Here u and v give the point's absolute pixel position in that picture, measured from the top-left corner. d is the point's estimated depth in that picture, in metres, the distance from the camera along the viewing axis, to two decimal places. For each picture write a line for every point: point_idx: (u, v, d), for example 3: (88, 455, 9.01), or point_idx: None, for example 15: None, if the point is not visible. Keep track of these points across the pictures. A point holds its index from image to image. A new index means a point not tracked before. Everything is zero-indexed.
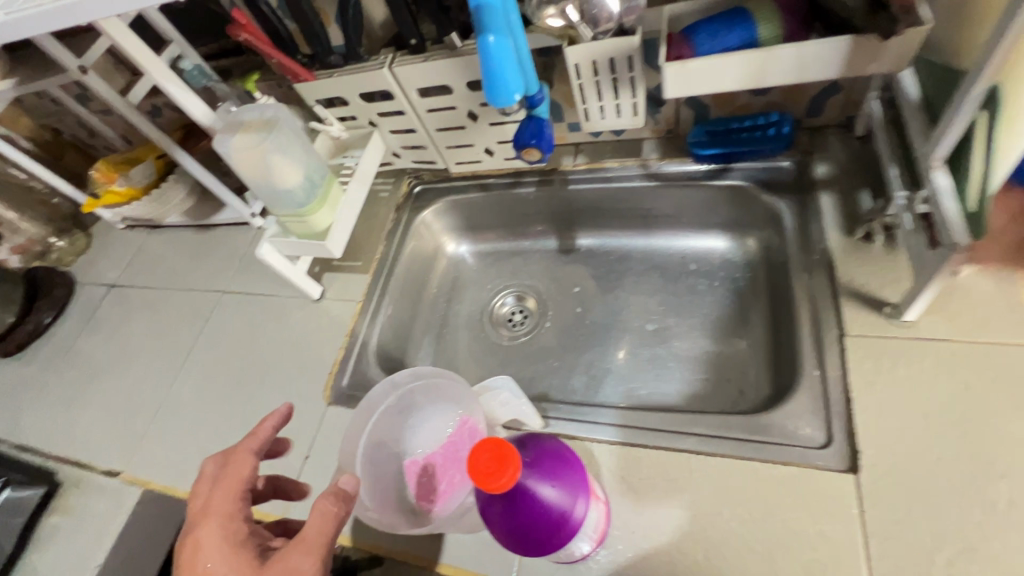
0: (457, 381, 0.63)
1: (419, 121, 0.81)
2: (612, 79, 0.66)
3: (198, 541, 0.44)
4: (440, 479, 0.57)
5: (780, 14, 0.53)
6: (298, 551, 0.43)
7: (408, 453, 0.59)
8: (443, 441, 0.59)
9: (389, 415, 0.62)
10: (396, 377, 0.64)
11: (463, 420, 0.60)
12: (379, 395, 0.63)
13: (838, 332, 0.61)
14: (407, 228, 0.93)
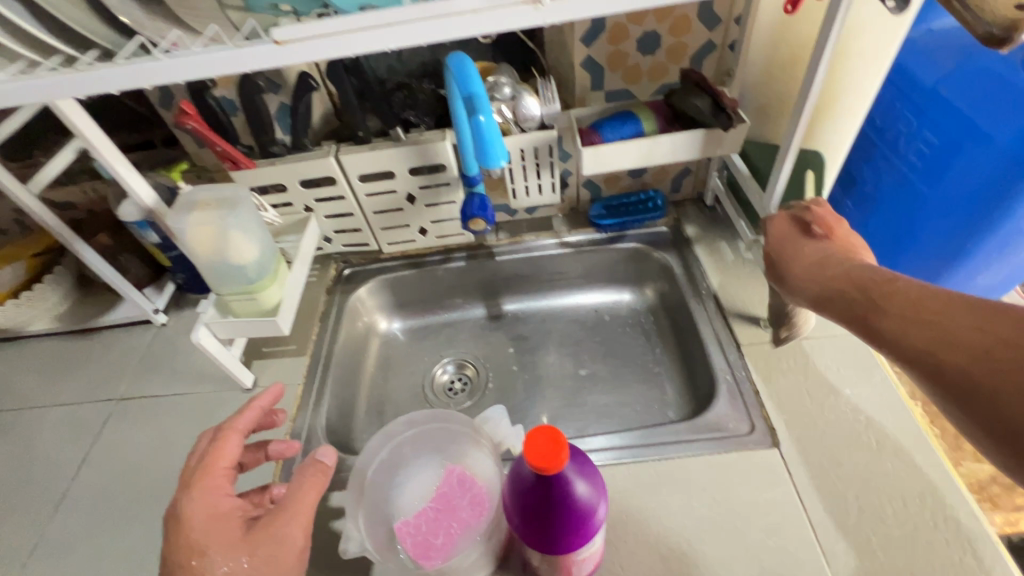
0: (455, 422, 0.63)
1: (357, 205, 0.88)
2: (536, 163, 0.81)
3: (186, 512, 0.51)
4: (437, 532, 0.56)
5: (655, 115, 0.75)
6: (289, 519, 0.52)
7: (399, 515, 0.58)
8: (433, 494, 0.59)
9: (383, 465, 0.62)
10: (393, 427, 0.63)
11: (454, 466, 0.60)
12: (374, 447, 0.62)
13: (735, 343, 0.77)
14: (340, 310, 0.93)
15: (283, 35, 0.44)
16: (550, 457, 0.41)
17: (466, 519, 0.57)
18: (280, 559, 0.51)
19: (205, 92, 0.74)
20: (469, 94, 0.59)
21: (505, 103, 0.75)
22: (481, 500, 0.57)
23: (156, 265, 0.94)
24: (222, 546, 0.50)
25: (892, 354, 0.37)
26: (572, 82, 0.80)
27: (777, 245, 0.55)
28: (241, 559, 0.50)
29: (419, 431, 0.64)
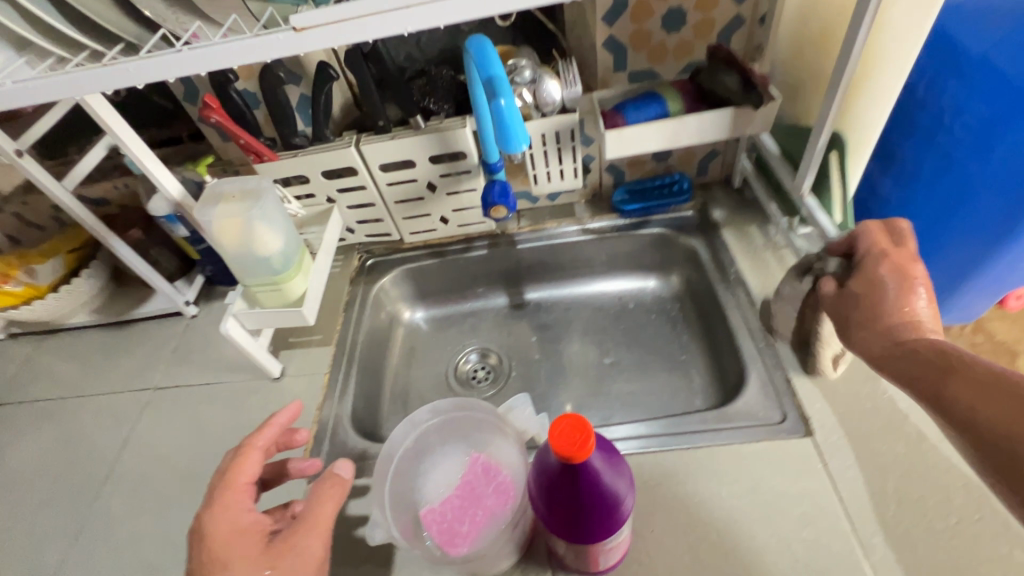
0: (478, 411, 0.63)
1: (378, 194, 0.88)
2: (558, 148, 0.80)
3: (208, 527, 0.53)
4: (462, 521, 0.57)
5: (682, 95, 0.72)
6: (308, 531, 0.54)
7: (425, 502, 0.59)
8: (458, 482, 0.59)
9: (408, 454, 0.62)
10: (417, 416, 0.63)
11: (478, 454, 0.61)
12: (400, 436, 0.62)
13: (765, 330, 0.75)
14: (364, 301, 0.94)
15: (301, 21, 0.44)
16: (579, 446, 0.40)
17: (491, 509, 0.57)
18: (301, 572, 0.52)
19: (227, 86, 0.74)
20: (488, 77, 0.57)
21: (525, 88, 0.73)
22: (506, 489, 0.57)
23: (185, 258, 0.97)
24: (245, 559, 0.51)
25: (964, 442, 0.36)
26: (593, 63, 0.78)
27: (856, 288, 0.52)
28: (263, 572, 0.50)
29: (443, 418, 0.64)
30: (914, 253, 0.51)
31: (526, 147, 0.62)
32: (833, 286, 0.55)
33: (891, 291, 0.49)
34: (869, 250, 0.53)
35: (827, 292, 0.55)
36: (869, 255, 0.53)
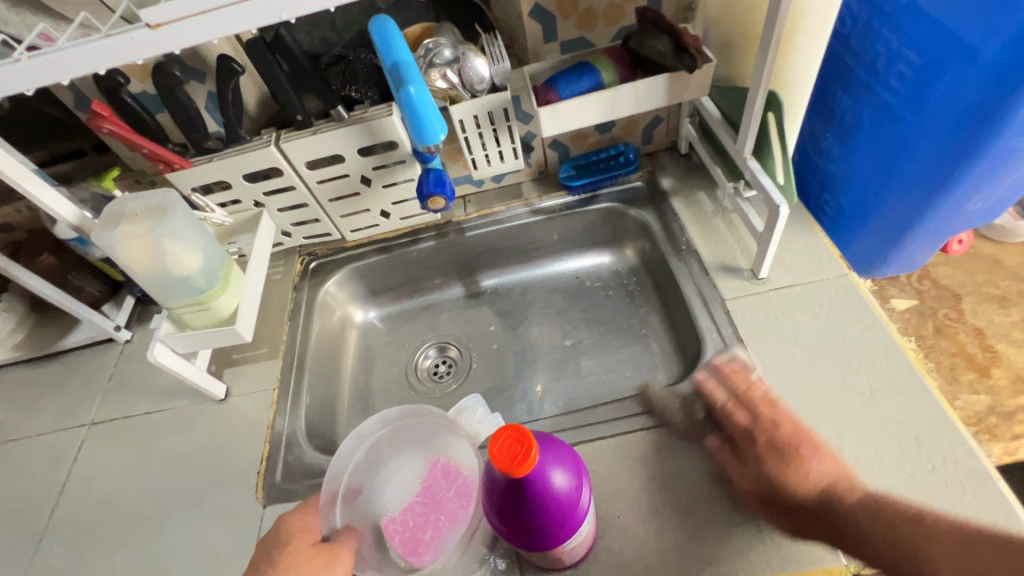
0: (430, 414, 0.61)
1: (309, 194, 0.82)
2: (493, 129, 0.75)
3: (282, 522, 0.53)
4: (422, 534, 0.54)
5: (614, 64, 0.69)
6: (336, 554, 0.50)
7: (385, 514, 0.56)
8: (418, 488, 0.57)
9: (359, 466, 0.59)
10: (364, 429, 0.61)
11: (434, 463, 0.58)
12: (348, 451, 0.59)
13: (720, 298, 0.73)
14: (309, 306, 0.89)
15: (154, 17, 0.43)
16: (520, 457, 0.41)
17: (454, 512, 0.55)
18: None
19: (118, 91, 0.67)
20: (394, 65, 0.57)
21: (448, 68, 0.69)
22: (467, 490, 0.56)
23: (110, 280, 0.90)
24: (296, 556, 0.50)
25: None
26: (522, 34, 0.74)
27: (763, 454, 0.57)
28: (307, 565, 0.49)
29: (393, 425, 0.61)
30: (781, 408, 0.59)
31: (444, 135, 0.61)
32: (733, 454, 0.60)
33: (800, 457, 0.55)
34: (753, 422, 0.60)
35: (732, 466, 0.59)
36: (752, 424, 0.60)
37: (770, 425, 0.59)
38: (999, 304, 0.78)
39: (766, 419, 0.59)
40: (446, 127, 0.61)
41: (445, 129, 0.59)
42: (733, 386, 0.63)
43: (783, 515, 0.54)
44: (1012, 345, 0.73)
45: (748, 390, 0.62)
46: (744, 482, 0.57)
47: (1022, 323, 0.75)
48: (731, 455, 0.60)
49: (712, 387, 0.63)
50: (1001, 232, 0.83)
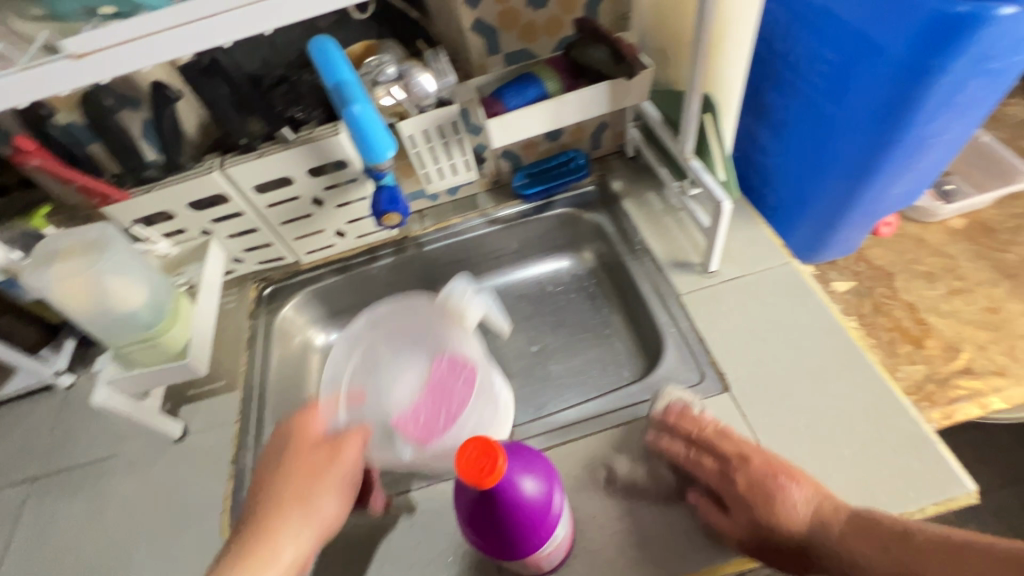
0: (422, 310, 0.77)
1: (259, 219, 0.80)
2: (444, 143, 0.76)
3: (291, 427, 0.59)
4: (433, 414, 0.66)
5: (557, 74, 0.70)
6: (330, 465, 0.56)
7: (393, 411, 0.67)
8: (424, 385, 0.69)
9: (358, 367, 0.73)
10: (354, 330, 0.76)
11: (433, 357, 0.72)
12: (343, 356, 0.74)
13: (675, 294, 0.76)
14: (267, 333, 0.86)
15: (77, 47, 0.43)
16: (487, 470, 0.41)
17: (462, 398, 0.67)
18: (327, 486, 0.55)
19: (43, 122, 0.68)
20: (337, 85, 0.57)
21: (394, 85, 0.69)
22: (471, 379, 0.68)
23: (47, 323, 0.84)
24: (303, 457, 0.57)
25: None
26: (465, 49, 0.75)
27: (745, 497, 0.55)
28: (312, 457, 0.57)
29: (384, 331, 0.77)
30: (742, 446, 0.58)
31: (393, 153, 0.61)
32: (712, 505, 0.57)
33: (776, 497, 0.54)
34: (722, 467, 0.57)
35: (717, 518, 0.56)
36: (720, 472, 0.57)
37: (740, 461, 0.57)
38: (927, 280, 0.82)
39: (734, 456, 0.58)
40: (395, 145, 0.61)
41: (394, 146, 0.59)
42: (686, 433, 0.61)
43: (782, 553, 0.53)
44: (941, 316, 0.78)
45: (703, 434, 0.60)
46: (733, 529, 0.55)
47: (949, 295, 0.80)
48: (712, 504, 0.57)
49: (668, 442, 0.61)
50: (922, 212, 0.87)
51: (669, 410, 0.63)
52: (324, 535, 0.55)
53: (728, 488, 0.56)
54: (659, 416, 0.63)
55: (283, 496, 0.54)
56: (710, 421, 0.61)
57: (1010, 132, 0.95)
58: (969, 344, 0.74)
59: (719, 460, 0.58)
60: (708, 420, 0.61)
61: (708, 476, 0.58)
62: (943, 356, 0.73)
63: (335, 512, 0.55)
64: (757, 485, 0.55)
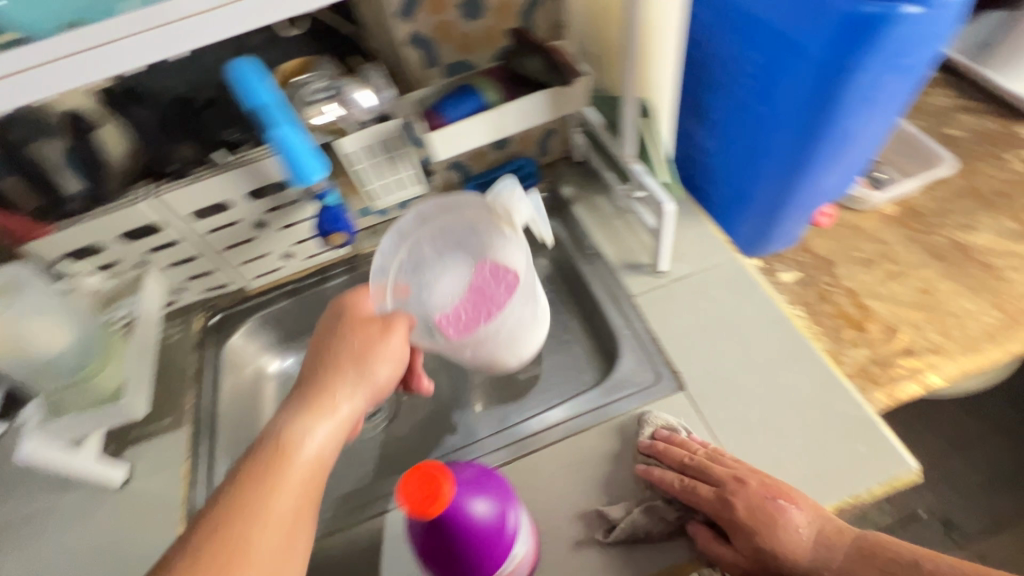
0: (468, 213, 0.70)
1: (199, 247, 0.77)
2: (387, 158, 0.75)
3: (344, 302, 0.62)
4: (475, 318, 0.66)
5: (496, 84, 0.70)
6: (385, 333, 0.60)
7: (436, 310, 0.68)
8: (467, 287, 0.68)
9: (406, 262, 0.71)
10: (400, 225, 0.69)
11: (477, 260, 0.70)
12: (393, 249, 0.69)
13: (628, 296, 0.77)
14: (216, 365, 0.83)
15: None
16: (427, 499, 0.41)
17: (502, 299, 0.67)
18: (381, 358, 0.59)
19: None
20: (260, 106, 0.55)
21: (330, 102, 0.67)
22: (513, 285, 0.67)
23: None
24: (357, 332, 0.59)
25: None
26: (402, 63, 0.75)
27: (748, 525, 0.55)
28: (364, 333, 0.59)
29: (431, 229, 0.71)
30: (739, 472, 0.58)
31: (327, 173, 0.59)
32: (714, 536, 0.57)
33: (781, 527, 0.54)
34: (722, 497, 0.56)
35: (719, 550, 0.56)
36: (721, 502, 0.56)
37: (735, 484, 0.57)
38: (865, 266, 0.85)
39: (728, 479, 0.58)
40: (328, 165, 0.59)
41: (324, 168, 0.57)
42: (672, 465, 0.60)
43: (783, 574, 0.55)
44: (880, 300, 0.81)
45: (695, 460, 0.59)
46: (737, 560, 0.55)
47: (885, 280, 0.83)
48: (712, 535, 0.57)
49: (659, 473, 0.60)
50: (856, 201, 0.90)
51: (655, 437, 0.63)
52: (373, 400, 0.58)
53: (732, 520, 0.56)
54: (648, 443, 0.63)
55: (337, 360, 0.57)
56: (699, 446, 0.61)
57: (932, 121, 1.00)
58: (906, 325, 0.78)
59: (716, 489, 0.57)
60: (696, 445, 0.61)
61: (709, 508, 0.57)
62: (883, 338, 0.77)
63: (386, 381, 0.59)
64: (760, 517, 0.55)
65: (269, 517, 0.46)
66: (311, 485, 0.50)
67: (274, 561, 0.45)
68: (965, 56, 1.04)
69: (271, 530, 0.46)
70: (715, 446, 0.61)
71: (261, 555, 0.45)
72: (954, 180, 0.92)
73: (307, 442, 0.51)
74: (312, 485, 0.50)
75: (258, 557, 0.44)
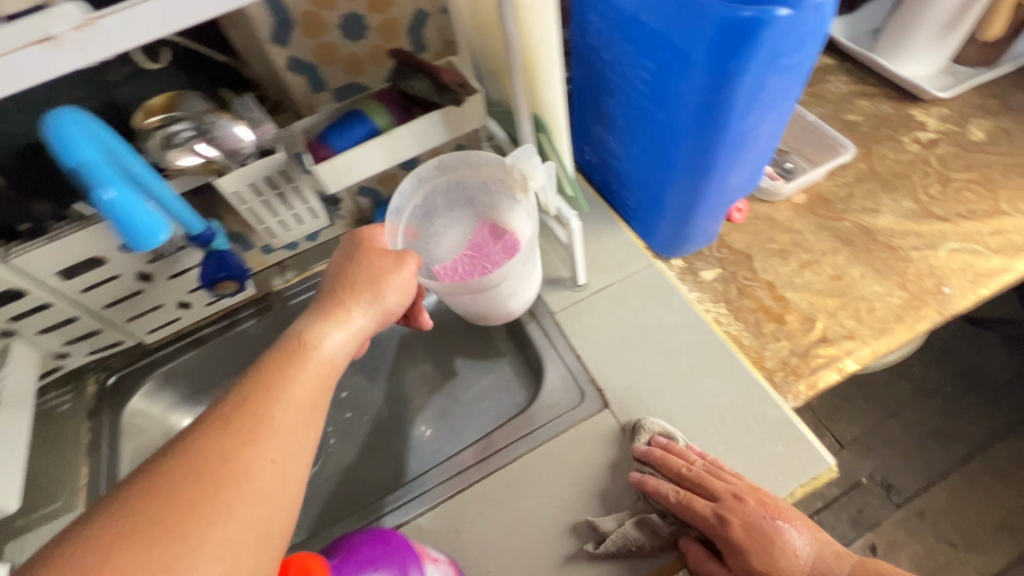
0: (484, 171, 0.68)
1: (75, 306, 0.70)
2: (278, 193, 0.70)
3: (363, 231, 0.60)
4: (469, 272, 0.67)
5: (386, 108, 0.66)
6: (400, 261, 0.57)
7: (436, 258, 0.70)
8: (469, 243, 0.70)
9: (418, 207, 0.70)
10: (421, 173, 0.67)
11: (484, 223, 0.71)
12: (409, 193, 0.68)
13: (549, 312, 0.76)
14: (112, 434, 0.75)
15: None
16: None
17: (496, 262, 0.67)
18: (393, 280, 0.55)
19: None
20: (75, 167, 0.48)
21: (199, 141, 0.61)
22: (511, 249, 0.67)
23: None
24: (373, 256, 0.56)
25: None
26: (287, 90, 0.70)
27: (743, 543, 0.56)
28: (381, 257, 0.56)
29: (450, 179, 0.70)
30: (748, 487, 0.58)
31: (169, 236, 0.53)
32: (705, 552, 0.58)
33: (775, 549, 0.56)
34: (728, 512, 0.57)
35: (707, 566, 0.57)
36: (729, 517, 0.57)
37: (733, 501, 0.57)
38: (780, 257, 0.86)
39: (726, 494, 0.58)
40: (169, 228, 0.53)
41: (157, 234, 0.51)
42: (670, 475, 0.60)
43: None
44: (797, 290, 0.82)
45: (691, 471, 0.60)
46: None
47: (800, 270, 0.84)
48: (704, 553, 0.58)
49: (655, 483, 0.60)
50: (767, 193, 0.91)
51: (652, 442, 0.63)
52: (383, 324, 0.55)
53: (732, 541, 0.56)
54: (644, 451, 0.62)
55: (352, 281, 0.54)
56: (696, 457, 0.62)
57: (831, 108, 1.03)
58: (822, 313, 0.79)
59: (714, 508, 0.57)
60: (694, 455, 0.62)
61: (709, 526, 0.57)
62: (802, 329, 0.78)
63: (398, 308, 0.55)
64: (756, 540, 0.56)
65: (290, 398, 0.44)
66: (327, 385, 0.47)
67: (290, 439, 0.42)
68: (856, 43, 1.08)
69: (290, 409, 0.43)
70: (714, 458, 0.62)
71: (282, 431, 0.42)
72: (856, 164, 0.95)
73: (325, 342, 0.49)
74: (328, 385, 0.47)
75: (279, 427, 0.42)
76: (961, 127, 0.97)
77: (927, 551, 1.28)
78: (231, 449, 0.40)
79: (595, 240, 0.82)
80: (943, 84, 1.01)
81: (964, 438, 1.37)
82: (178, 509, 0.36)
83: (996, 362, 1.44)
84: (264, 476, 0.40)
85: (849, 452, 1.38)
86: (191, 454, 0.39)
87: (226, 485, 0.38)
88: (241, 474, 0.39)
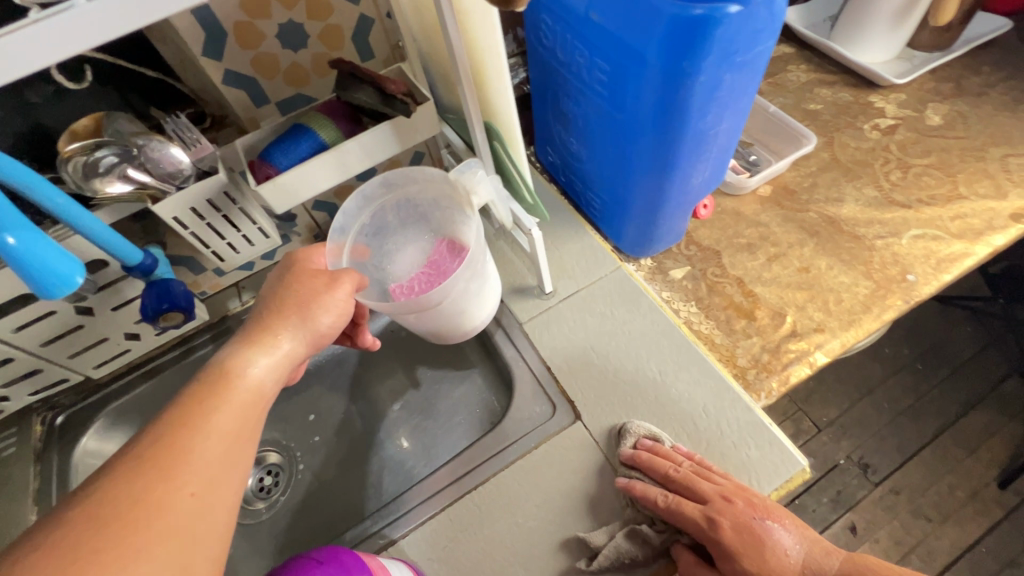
0: (428, 184, 0.65)
1: (10, 346, 0.65)
2: (223, 215, 0.66)
3: (300, 253, 0.57)
4: (426, 287, 0.64)
5: (332, 121, 0.63)
6: (335, 281, 0.53)
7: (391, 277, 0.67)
8: (423, 257, 0.67)
9: (367, 224, 0.67)
10: (365, 190, 0.64)
11: (440, 238, 0.68)
12: (355, 211, 0.65)
13: (517, 322, 0.75)
14: (61, 476, 0.70)
15: None
16: None
17: (449, 271, 0.64)
18: (327, 300, 0.52)
19: None
20: None
21: (130, 166, 0.57)
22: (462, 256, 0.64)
23: None
24: (305, 278, 0.53)
25: None
26: (227, 104, 0.67)
27: (736, 545, 0.55)
28: (314, 278, 0.53)
29: (399, 196, 0.67)
30: (738, 490, 0.57)
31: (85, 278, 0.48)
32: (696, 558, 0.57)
33: (768, 551, 0.55)
34: (719, 515, 0.56)
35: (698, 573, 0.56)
36: (719, 520, 0.56)
37: (721, 503, 0.56)
38: (748, 251, 0.85)
39: (715, 496, 0.57)
40: (85, 269, 0.48)
41: (71, 278, 0.46)
42: (657, 477, 0.60)
43: None
44: (766, 285, 0.82)
45: (679, 473, 0.59)
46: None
47: (768, 263, 0.84)
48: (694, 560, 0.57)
49: (643, 488, 0.59)
50: (733, 187, 0.91)
51: (637, 443, 0.62)
52: (316, 348, 0.52)
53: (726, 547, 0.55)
54: (630, 454, 0.62)
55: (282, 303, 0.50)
56: (682, 458, 0.61)
57: (792, 97, 1.03)
58: (791, 307, 0.79)
59: (704, 510, 0.56)
60: (680, 456, 0.61)
61: (700, 531, 0.56)
62: (772, 324, 0.77)
63: (333, 328, 0.52)
64: (748, 543, 0.55)
65: (211, 427, 0.40)
66: (253, 414, 0.44)
67: (208, 476, 0.39)
68: (814, 31, 1.08)
69: (211, 442, 0.40)
70: (700, 458, 0.62)
71: (202, 463, 0.39)
72: (819, 153, 0.95)
73: (250, 369, 0.45)
74: (254, 413, 0.44)
75: (196, 465, 0.39)
76: (919, 112, 0.98)
77: (904, 527, 1.31)
78: (144, 489, 0.36)
79: (559, 247, 0.81)
80: (900, 70, 1.02)
81: (935, 414, 1.40)
82: (80, 558, 0.32)
83: (962, 338, 1.48)
84: (181, 518, 0.36)
85: (826, 435, 1.40)
86: (95, 499, 0.35)
87: (138, 527, 0.35)
88: (155, 515, 0.36)
